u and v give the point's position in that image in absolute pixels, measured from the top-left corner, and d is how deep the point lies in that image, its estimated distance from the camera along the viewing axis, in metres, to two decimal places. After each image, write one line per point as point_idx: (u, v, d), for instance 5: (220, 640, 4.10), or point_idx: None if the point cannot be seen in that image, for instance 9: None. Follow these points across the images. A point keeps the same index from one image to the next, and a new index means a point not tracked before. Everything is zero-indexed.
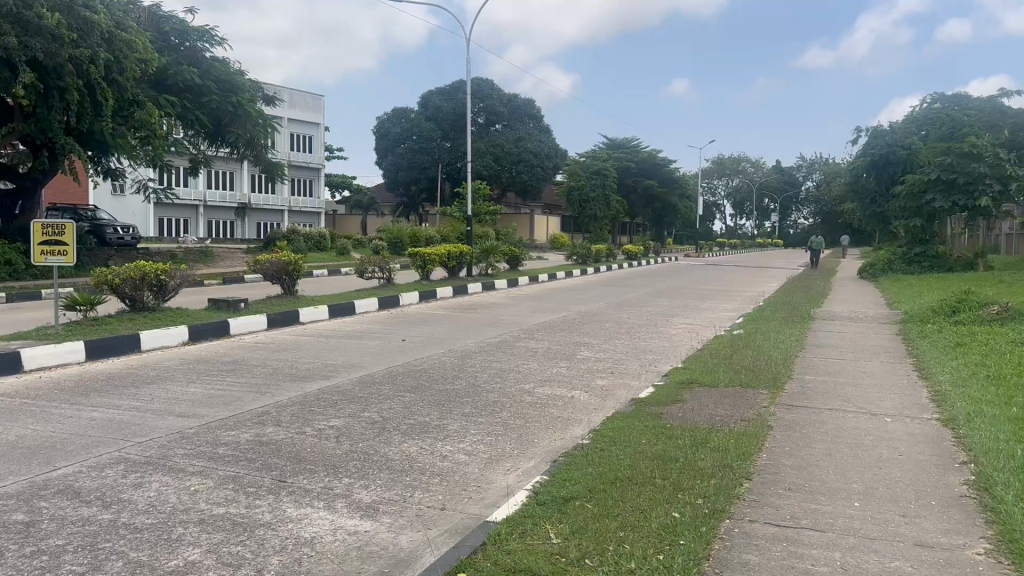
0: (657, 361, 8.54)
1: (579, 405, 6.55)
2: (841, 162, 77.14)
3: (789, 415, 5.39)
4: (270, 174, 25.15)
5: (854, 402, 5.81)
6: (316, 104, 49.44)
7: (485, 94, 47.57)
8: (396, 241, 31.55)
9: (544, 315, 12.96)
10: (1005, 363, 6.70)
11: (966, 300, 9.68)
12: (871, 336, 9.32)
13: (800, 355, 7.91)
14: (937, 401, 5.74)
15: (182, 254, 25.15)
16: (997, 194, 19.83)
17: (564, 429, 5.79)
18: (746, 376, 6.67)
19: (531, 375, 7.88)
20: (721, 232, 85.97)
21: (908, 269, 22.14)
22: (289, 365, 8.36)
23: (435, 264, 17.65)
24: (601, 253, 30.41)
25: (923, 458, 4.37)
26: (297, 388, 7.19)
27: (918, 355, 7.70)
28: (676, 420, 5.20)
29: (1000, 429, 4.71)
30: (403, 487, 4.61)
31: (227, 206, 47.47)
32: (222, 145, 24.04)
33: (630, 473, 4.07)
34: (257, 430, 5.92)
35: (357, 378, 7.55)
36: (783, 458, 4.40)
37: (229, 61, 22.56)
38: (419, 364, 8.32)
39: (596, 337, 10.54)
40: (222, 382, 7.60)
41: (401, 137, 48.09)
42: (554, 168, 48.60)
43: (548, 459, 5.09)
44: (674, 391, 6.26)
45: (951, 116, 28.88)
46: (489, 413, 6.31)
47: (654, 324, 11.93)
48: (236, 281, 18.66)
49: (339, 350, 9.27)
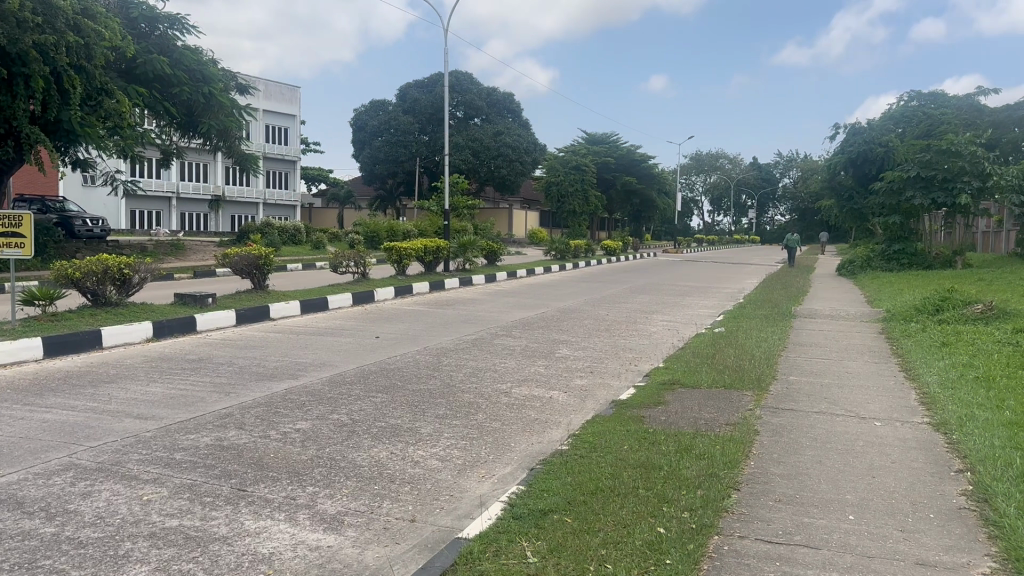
0: (638, 360, 8.32)
1: (557, 407, 6.30)
2: (818, 159, 77.59)
3: (776, 419, 5.17)
4: (243, 166, 24.62)
5: (841, 404, 5.61)
6: (293, 96, 48.76)
7: (464, 88, 47.14)
8: (373, 235, 31.15)
9: (522, 312, 12.70)
10: (993, 364, 6.56)
11: (949, 299, 9.57)
12: (854, 335, 9.17)
13: (784, 355, 7.72)
14: (926, 404, 5.56)
15: (153, 247, 24.60)
16: (975, 191, 19.86)
17: (542, 432, 5.54)
18: (730, 377, 6.44)
19: (509, 374, 7.63)
20: (699, 228, 86.27)
21: (887, 266, 22.13)
22: (255, 363, 8.03)
23: (411, 258, 17.35)
24: (579, 248, 30.21)
25: (917, 466, 4.17)
26: (264, 388, 6.88)
27: (904, 355, 7.54)
28: (659, 424, 4.97)
29: (994, 434, 4.54)
30: (371, 497, 4.33)
31: (201, 198, 46.71)
32: (194, 136, 23.46)
33: (612, 483, 3.82)
34: (218, 433, 5.62)
35: (327, 378, 7.25)
36: (771, 466, 4.18)
37: (200, 49, 21.97)
38: (393, 363, 8.04)
39: (574, 335, 10.31)
40: (185, 382, 7.26)
41: (379, 130, 47.55)
42: (533, 163, 48.32)
43: (525, 466, 4.83)
44: (655, 393, 6.03)
45: (929, 114, 28.97)
46: (463, 415, 6.04)
47: (634, 322, 11.72)
48: (207, 276, 18.19)
49: (308, 348, 8.95)
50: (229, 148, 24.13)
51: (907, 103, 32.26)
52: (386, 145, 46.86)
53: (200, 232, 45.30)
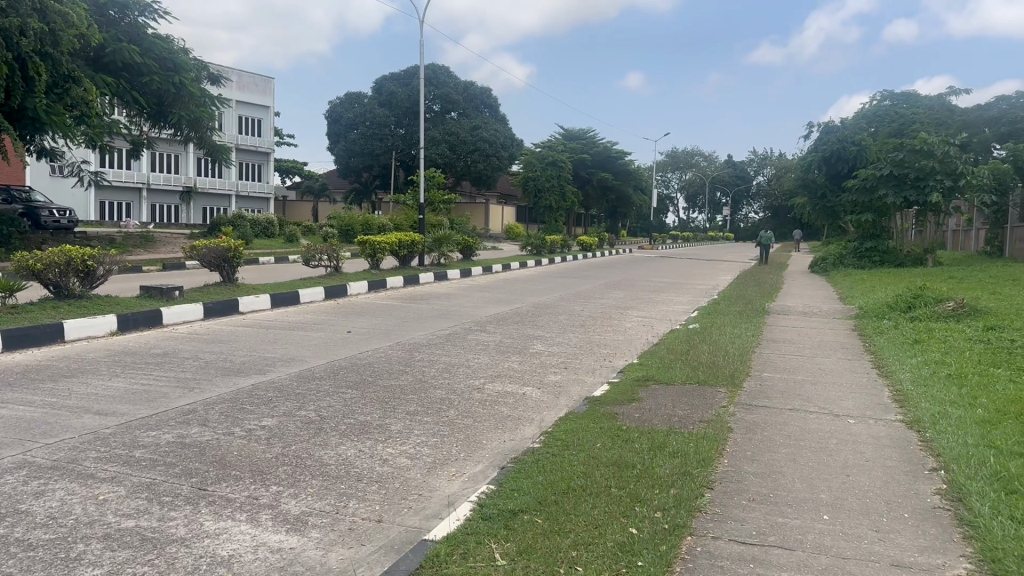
0: (612, 356, 8.25)
1: (530, 403, 6.20)
2: (791, 158, 78.30)
3: (750, 416, 5.11)
4: (215, 157, 24.21)
5: (815, 401, 5.57)
6: (266, 87, 48.16)
7: (440, 81, 46.84)
8: (347, 228, 30.84)
9: (496, 307, 12.59)
10: (965, 361, 6.57)
11: (921, 296, 9.62)
12: (828, 332, 9.17)
13: (758, 351, 7.68)
14: (900, 401, 5.54)
15: (122, 239, 24.15)
16: (947, 190, 20.06)
17: (514, 429, 5.44)
18: (705, 374, 6.38)
19: (482, 370, 7.51)
20: (674, 225, 86.66)
21: (859, 264, 22.33)
22: (222, 358, 7.84)
23: (385, 252, 17.14)
24: (554, 244, 30.16)
25: (891, 464, 4.14)
26: (229, 384, 6.71)
27: (877, 352, 7.55)
28: (632, 422, 4.88)
29: (967, 432, 4.52)
30: (337, 496, 4.20)
31: (172, 189, 45.99)
32: (164, 127, 23.02)
33: (583, 482, 3.72)
34: (181, 430, 5.45)
35: (295, 374, 7.09)
36: (745, 464, 4.11)
37: (170, 37, 21.52)
38: (363, 358, 7.88)
39: (549, 330, 10.22)
40: (148, 377, 7.06)
41: (354, 122, 47.09)
42: (510, 158, 48.19)
43: (496, 463, 4.73)
44: (629, 390, 5.96)
45: (901, 113, 29.26)
46: (434, 412, 5.93)
47: (609, 318, 11.66)
48: (177, 269, 17.85)
49: (277, 342, 8.77)
50: (201, 139, 23.71)
51: (880, 103, 32.57)
52: (361, 137, 46.43)
53: (171, 224, 44.62)
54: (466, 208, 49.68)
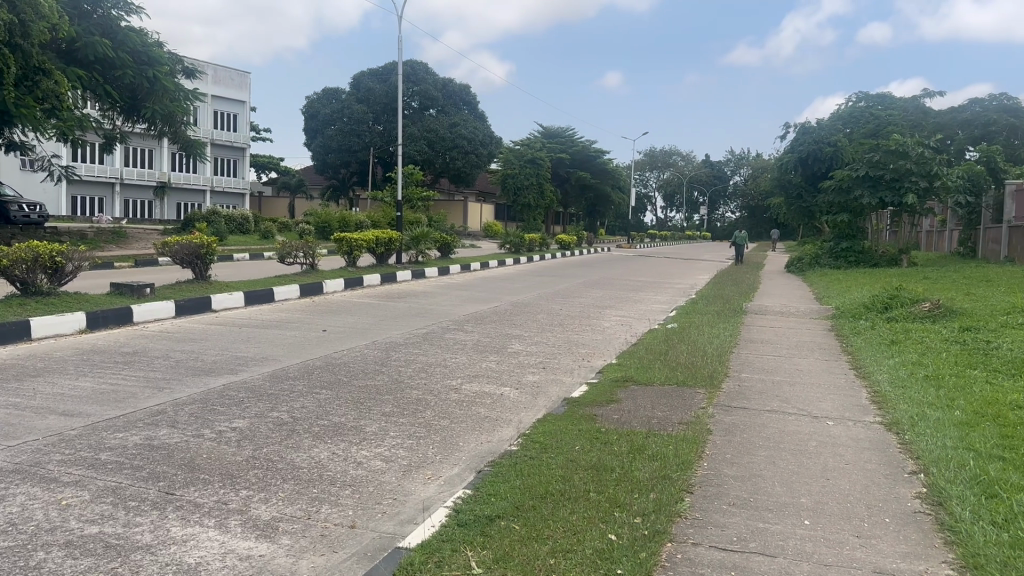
0: (591, 356, 8.20)
1: (508, 404, 6.13)
2: (768, 158, 78.91)
3: (729, 417, 5.06)
4: (190, 152, 23.85)
5: (794, 402, 5.55)
6: (242, 82, 47.64)
7: (419, 78, 46.58)
8: (324, 225, 30.57)
9: (474, 306, 12.49)
10: (942, 362, 6.59)
11: (898, 297, 9.66)
12: (805, 332, 9.19)
13: (737, 352, 7.66)
14: (878, 403, 5.53)
15: (93, 234, 23.73)
16: (922, 191, 20.25)
17: (492, 431, 5.36)
18: (684, 374, 6.34)
19: (459, 370, 7.42)
20: (652, 224, 87.01)
21: (835, 264, 22.52)
22: (193, 357, 7.68)
23: (362, 249, 16.97)
24: (533, 242, 30.11)
25: (871, 467, 4.11)
26: (200, 384, 6.56)
27: (854, 352, 7.56)
28: (611, 424, 4.81)
29: (946, 435, 4.51)
30: (309, 501, 4.10)
31: (145, 184, 45.35)
32: (138, 121, 22.63)
33: (562, 487, 3.65)
34: (149, 432, 5.30)
35: (268, 373, 6.96)
36: (725, 467, 4.05)
37: (144, 30, 21.16)
38: (339, 358, 7.76)
39: (527, 329, 10.15)
40: (117, 377, 6.88)
41: (331, 118, 46.68)
42: (488, 155, 48.05)
43: (473, 466, 4.64)
44: (608, 390, 5.89)
45: (876, 115, 29.54)
46: (410, 413, 5.82)
47: (587, 317, 11.62)
48: (149, 265, 17.57)
49: (251, 341, 8.61)
50: (175, 133, 23.35)
51: (856, 104, 32.85)
52: (338, 134, 46.05)
53: (145, 220, 44.00)
54: (444, 206, 49.51)
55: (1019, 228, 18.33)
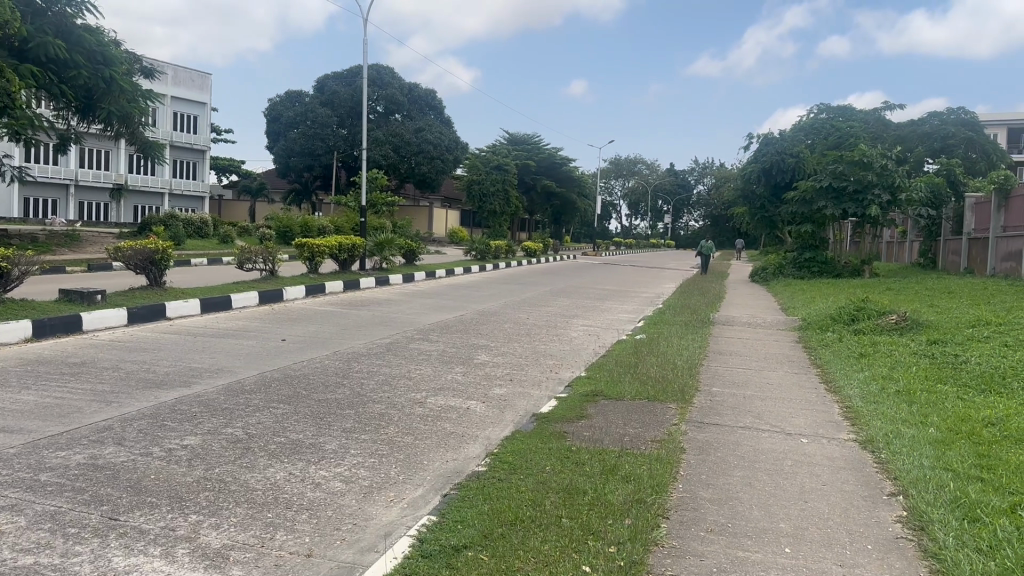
0: (558, 368, 8.03)
1: (475, 419, 5.92)
2: (731, 168, 79.78)
3: (702, 434, 4.92)
4: (148, 154, 23.24)
5: (767, 418, 5.43)
6: (203, 83, 46.79)
7: (385, 82, 46.19)
8: (286, 230, 30.06)
9: (440, 314, 12.25)
10: (912, 377, 6.55)
11: (864, 308, 9.67)
12: (773, 344, 9.14)
13: (706, 364, 7.56)
14: (851, 419, 5.45)
15: (46, 237, 22.99)
16: (885, 204, 20.49)
17: (457, 448, 5.15)
18: (655, 389, 6.19)
19: (424, 382, 7.18)
20: (617, 231, 87.38)
21: (799, 273, 22.75)
22: (145, 369, 7.33)
23: (324, 255, 16.63)
24: (498, 249, 29.97)
25: (849, 489, 4.00)
26: (151, 398, 6.24)
27: (823, 365, 7.50)
28: (581, 442, 4.63)
29: (923, 454, 4.45)
30: (263, 527, 3.85)
31: (102, 186, 44.24)
32: (93, 121, 21.97)
33: (531, 513, 3.45)
34: (93, 450, 4.98)
35: (223, 386, 6.65)
36: (701, 489, 3.90)
37: (100, 29, 20.54)
38: (298, 369, 7.47)
39: (493, 339, 9.96)
40: (62, 389, 6.51)
41: (295, 121, 46.02)
42: (454, 161, 47.81)
43: (438, 487, 4.43)
44: (577, 406, 5.72)
45: (838, 127, 29.95)
46: (372, 428, 5.59)
47: (554, 326, 11.47)
48: (103, 271, 17.02)
49: (206, 351, 8.28)
50: (132, 135, 22.72)
51: (818, 116, 33.30)
52: (302, 137, 45.40)
53: (101, 222, 42.92)
54: (409, 212, 49.16)
55: (978, 240, 18.67)
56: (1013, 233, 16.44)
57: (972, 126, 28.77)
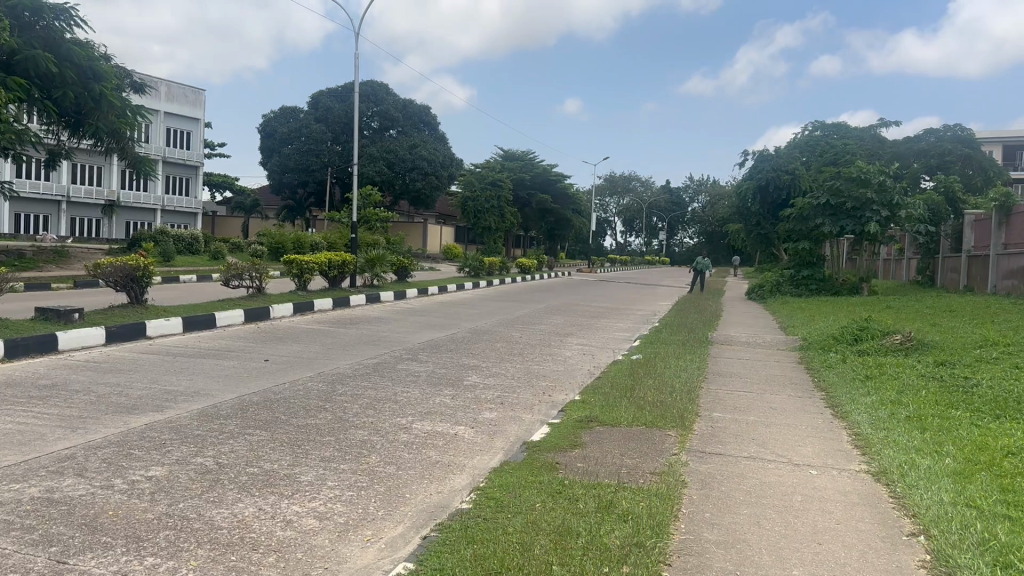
0: (551, 390, 7.70)
1: (462, 447, 5.59)
2: (726, 186, 79.83)
3: (703, 466, 4.59)
4: (138, 170, 22.92)
5: (772, 447, 5.11)
6: (197, 99, 46.58)
7: (379, 98, 46.10)
8: (278, 246, 29.75)
9: (430, 333, 11.92)
10: (922, 401, 6.25)
11: (868, 329, 9.39)
12: (774, 365, 8.82)
13: (706, 387, 7.23)
14: (862, 448, 5.14)
15: (33, 252, 22.62)
16: (883, 221, 20.27)
17: (443, 479, 4.82)
18: (653, 414, 5.85)
19: (411, 406, 6.83)
20: (612, 248, 87.18)
21: (796, 292, 22.49)
22: (117, 392, 6.95)
23: (314, 272, 16.29)
24: (493, 266, 29.67)
25: (865, 529, 3.69)
26: (120, 424, 5.88)
27: (828, 388, 7.20)
28: (574, 474, 4.30)
29: (942, 487, 4.15)
30: (225, 572, 3.50)
31: (93, 202, 43.93)
32: (83, 137, 21.64)
33: (518, 560, 3.11)
34: (51, 483, 4.60)
35: (198, 412, 6.30)
36: (705, 530, 3.57)
37: (90, 43, 20.27)
38: (279, 393, 7.10)
39: (485, 359, 9.63)
40: (29, 414, 6.13)
41: (289, 138, 45.83)
42: (449, 178, 47.61)
43: (419, 525, 4.10)
44: (569, 433, 5.38)
45: (834, 145, 29.89)
46: (352, 457, 5.24)
47: (548, 346, 11.12)
48: (88, 288, 16.67)
49: (185, 373, 7.93)
50: (122, 149, 22.41)
51: (812, 134, 33.32)
52: (296, 153, 45.21)
53: (91, 239, 42.56)
54: (403, 228, 48.86)
55: (978, 257, 18.45)
56: (1014, 250, 16.21)
57: (969, 143, 28.70)
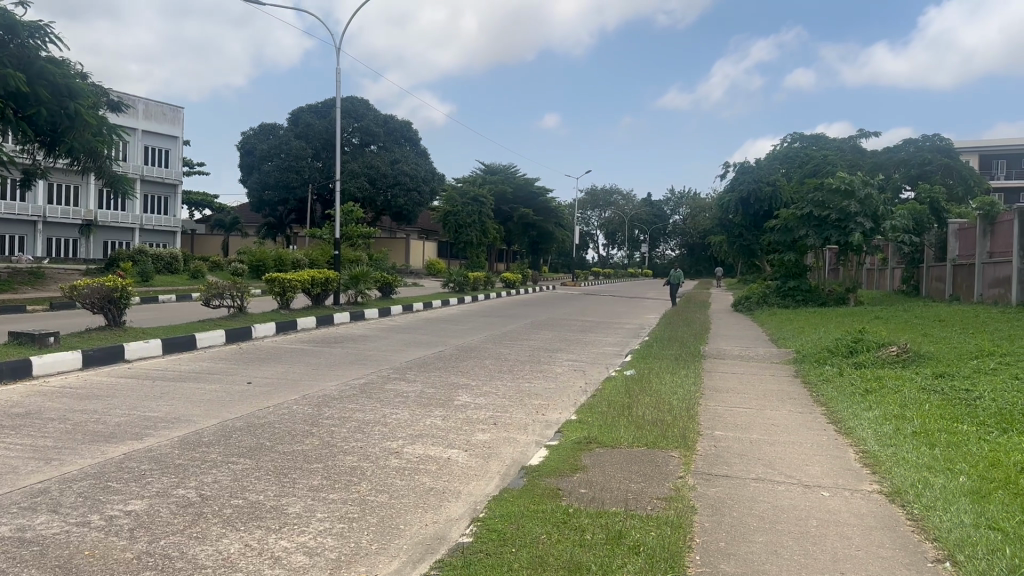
0: (545, 409, 7.49)
1: (457, 472, 5.36)
2: (707, 198, 80.24)
3: (712, 490, 4.39)
4: (115, 189, 22.55)
5: (779, 467, 4.93)
6: (175, 117, 46.15)
7: (360, 114, 45.84)
8: (258, 264, 29.36)
9: (416, 351, 11.67)
10: (927, 416, 6.11)
11: (862, 341, 9.28)
12: (769, 379, 8.66)
13: (704, 404, 7.04)
14: (871, 467, 4.97)
15: (7, 274, 22.13)
16: (868, 232, 20.28)
17: (438, 508, 4.59)
18: (653, 434, 5.65)
19: (402, 428, 6.60)
20: (594, 261, 87.25)
21: (783, 302, 22.41)
22: (93, 420, 6.65)
23: (296, 290, 15.96)
24: (477, 281, 29.45)
25: (887, 555, 3.51)
26: (97, 455, 5.61)
27: (828, 403, 7.04)
28: (579, 502, 4.09)
29: (961, 509, 3.98)
30: None
31: (70, 222, 43.36)
32: (59, 155, 21.26)
33: None
34: (22, 520, 4.34)
35: (179, 440, 6.03)
36: (722, 562, 3.38)
37: (65, 61, 19.91)
38: (263, 418, 6.83)
39: (475, 378, 9.41)
40: (0, 445, 5.84)
41: (269, 154, 45.45)
42: (431, 193, 47.45)
43: (416, 560, 3.86)
44: (569, 456, 5.16)
45: (815, 156, 30.05)
46: (342, 486, 4.99)
47: (538, 362, 10.90)
48: (65, 310, 16.30)
49: (165, 398, 7.64)
50: (100, 168, 22.03)
51: (792, 146, 33.59)
52: (276, 170, 44.83)
53: (68, 259, 41.95)
54: (386, 244, 48.56)
55: (963, 266, 18.48)
56: (1000, 259, 16.25)
57: (947, 152, 29.15)
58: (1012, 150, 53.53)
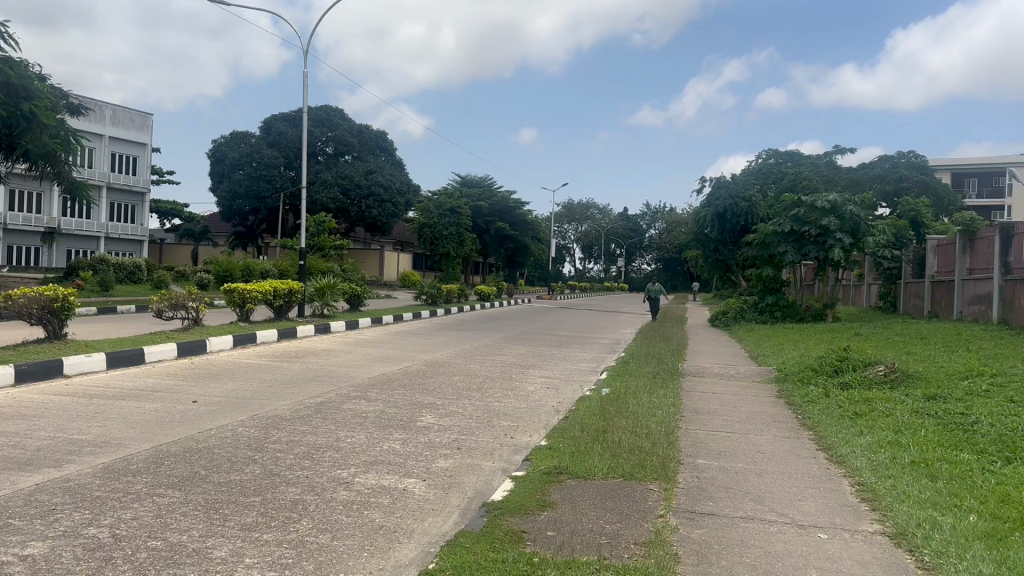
0: (513, 433, 6.93)
1: (413, 506, 4.79)
2: (683, 213, 80.24)
3: (697, 532, 3.89)
4: (75, 196, 21.71)
5: (769, 503, 4.44)
6: (144, 123, 45.25)
7: (333, 124, 45.18)
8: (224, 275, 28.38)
9: (380, 367, 11.07)
10: (924, 443, 5.66)
11: (848, 359, 8.86)
12: (751, 400, 8.20)
13: (685, 428, 6.55)
14: (871, 502, 4.49)
15: None
16: (847, 247, 20.04)
17: (387, 552, 4.02)
18: (631, 464, 5.13)
19: (357, 454, 6.03)
20: (570, 275, 86.63)
21: (760, 318, 22.07)
22: (11, 445, 5.98)
23: (256, 301, 15.24)
24: (450, 294, 28.70)
25: None
26: (6, 485, 4.98)
27: (815, 428, 6.57)
28: (544, 547, 3.57)
29: (979, 556, 3.49)
30: None
31: (33, 229, 42.17)
32: (15, 160, 20.44)
33: None
34: None
35: (103, 468, 5.41)
36: None
37: (21, 61, 19.19)
38: (202, 442, 6.21)
39: (441, 396, 8.82)
40: None
41: (239, 162, 44.50)
42: (405, 204, 46.80)
43: None
44: (537, 488, 4.65)
45: (792, 173, 29.99)
46: (279, 524, 4.41)
47: (508, 380, 10.34)
48: (12, 320, 15.48)
49: (99, 418, 6.99)
50: (59, 174, 21.22)
51: (767, 163, 33.53)
52: (246, 179, 43.93)
53: (29, 267, 40.76)
54: (359, 255, 47.72)
55: (942, 282, 18.28)
56: (980, 275, 16.05)
57: (922, 169, 29.46)
58: (984, 169, 54.03)
